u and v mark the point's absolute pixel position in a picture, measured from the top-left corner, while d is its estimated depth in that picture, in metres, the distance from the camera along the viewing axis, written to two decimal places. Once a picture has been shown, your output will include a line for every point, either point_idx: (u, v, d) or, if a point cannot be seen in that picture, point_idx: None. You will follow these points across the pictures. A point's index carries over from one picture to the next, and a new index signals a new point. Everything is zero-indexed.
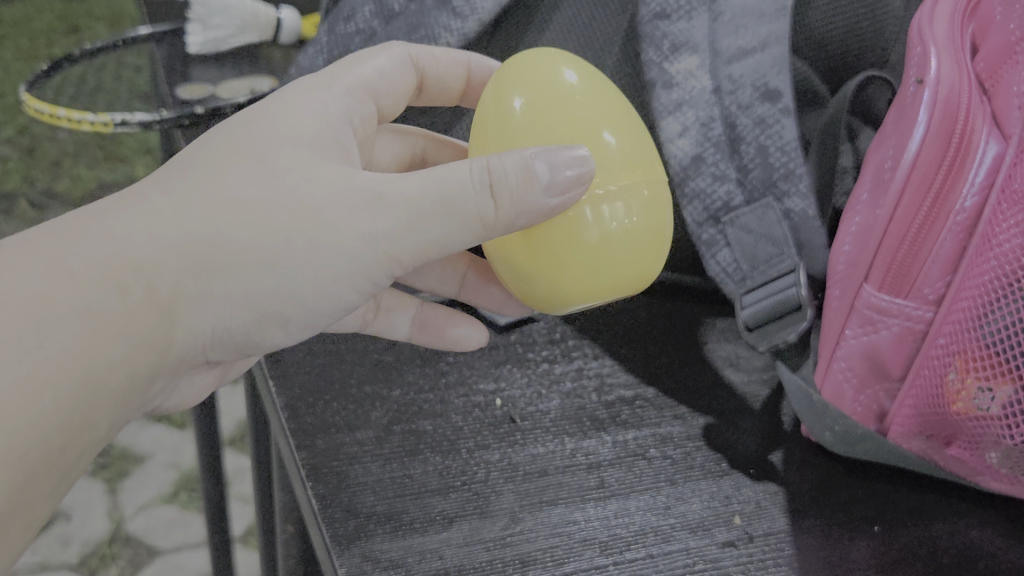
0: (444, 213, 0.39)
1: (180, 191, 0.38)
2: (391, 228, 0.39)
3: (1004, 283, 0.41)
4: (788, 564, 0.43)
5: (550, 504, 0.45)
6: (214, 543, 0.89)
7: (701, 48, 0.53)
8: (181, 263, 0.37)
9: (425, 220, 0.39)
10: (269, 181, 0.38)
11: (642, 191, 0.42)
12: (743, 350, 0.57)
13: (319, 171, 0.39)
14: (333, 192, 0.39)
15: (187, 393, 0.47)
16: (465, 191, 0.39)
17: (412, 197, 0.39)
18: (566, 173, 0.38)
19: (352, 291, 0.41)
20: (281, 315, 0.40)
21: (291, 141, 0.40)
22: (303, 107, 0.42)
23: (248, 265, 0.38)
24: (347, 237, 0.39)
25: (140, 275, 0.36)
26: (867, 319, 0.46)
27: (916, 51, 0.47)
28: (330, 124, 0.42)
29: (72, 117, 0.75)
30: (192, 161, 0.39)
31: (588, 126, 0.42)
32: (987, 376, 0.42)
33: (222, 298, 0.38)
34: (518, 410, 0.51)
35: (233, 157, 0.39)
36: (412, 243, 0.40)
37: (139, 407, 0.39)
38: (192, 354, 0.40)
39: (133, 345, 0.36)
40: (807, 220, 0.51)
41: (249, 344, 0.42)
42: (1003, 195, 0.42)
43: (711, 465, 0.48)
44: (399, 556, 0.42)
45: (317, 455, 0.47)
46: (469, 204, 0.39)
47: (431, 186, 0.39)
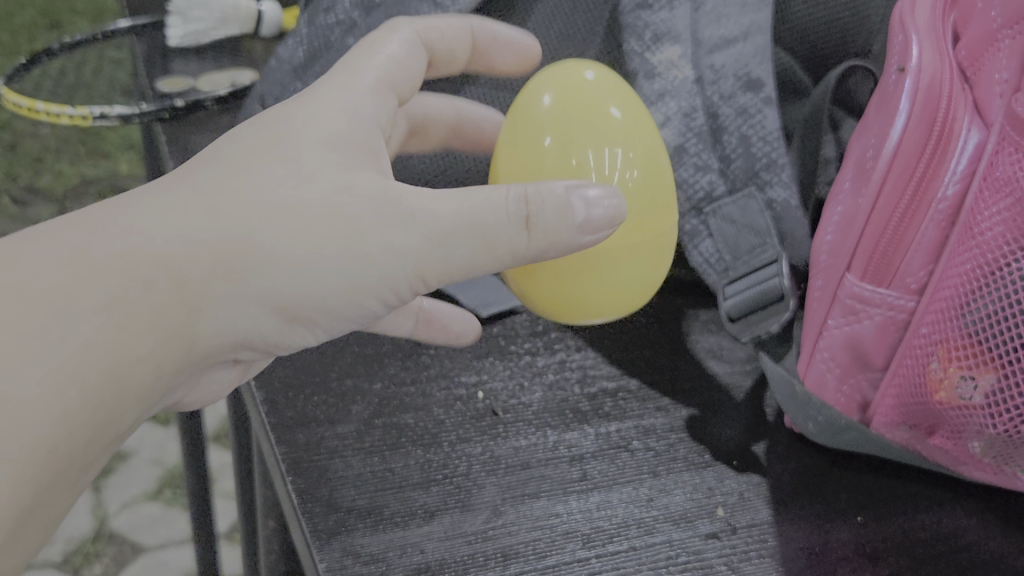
0: (476, 240, 0.37)
1: (211, 187, 0.36)
2: (426, 245, 0.37)
3: (986, 271, 0.41)
4: (771, 556, 0.43)
5: (532, 497, 0.45)
6: (198, 540, 0.88)
7: (682, 37, 0.53)
8: (212, 263, 0.35)
9: (453, 241, 0.37)
10: (302, 183, 0.36)
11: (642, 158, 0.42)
12: (726, 341, 0.57)
13: (356, 179, 0.37)
14: (367, 200, 0.37)
15: (211, 388, 0.45)
16: (499, 216, 0.37)
17: (444, 218, 0.37)
18: (598, 209, 0.38)
19: (379, 303, 0.39)
20: (311, 318, 0.39)
21: (325, 145, 0.38)
22: (333, 107, 0.40)
23: (277, 271, 0.36)
24: (382, 249, 0.37)
25: (168, 272, 0.34)
26: (850, 308, 0.45)
27: (898, 39, 0.46)
28: (360, 123, 0.40)
29: (50, 111, 0.74)
30: (221, 155, 0.38)
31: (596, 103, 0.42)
32: (969, 365, 0.42)
33: (252, 301, 0.36)
34: (501, 403, 0.51)
35: (265, 156, 0.37)
36: (449, 264, 0.38)
37: (159, 400, 0.37)
38: (217, 352, 0.38)
39: (158, 340, 0.35)
40: (790, 209, 0.51)
41: (280, 344, 0.40)
42: (984, 182, 0.42)
43: (694, 457, 0.48)
44: (380, 551, 0.42)
45: (298, 450, 0.46)
46: (500, 232, 0.37)
47: (464, 210, 0.37)
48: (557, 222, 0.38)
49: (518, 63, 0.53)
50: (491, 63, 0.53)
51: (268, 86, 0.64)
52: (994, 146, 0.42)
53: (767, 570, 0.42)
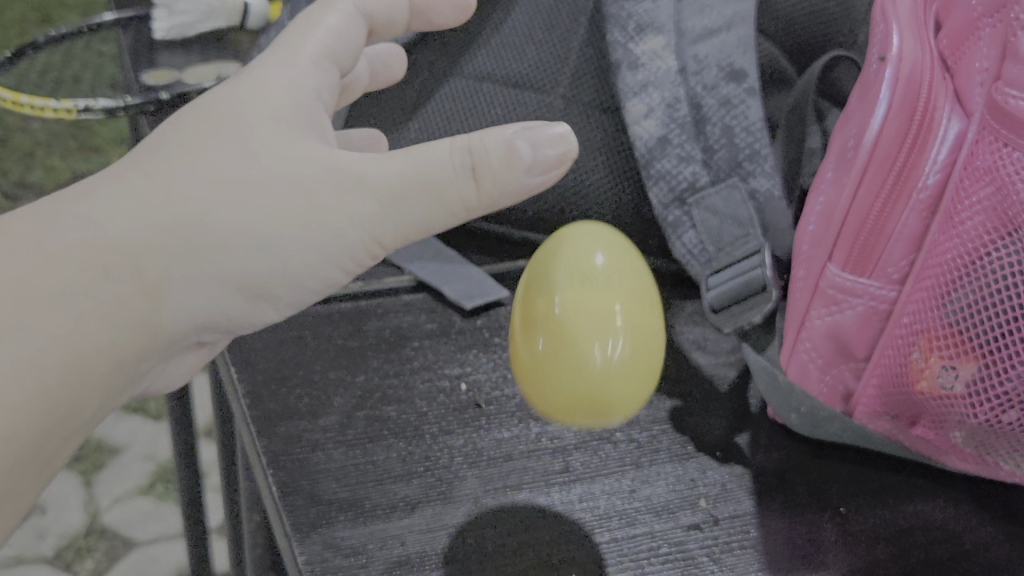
0: (429, 197, 0.37)
1: (165, 177, 0.35)
2: (380, 209, 0.37)
3: (968, 260, 0.40)
4: (753, 547, 0.43)
5: (514, 489, 0.45)
6: (189, 534, 0.88)
7: (666, 28, 0.53)
8: (168, 245, 0.34)
9: (408, 201, 0.37)
10: (250, 165, 0.36)
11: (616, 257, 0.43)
12: (711, 332, 0.57)
13: (303, 152, 0.37)
14: (320, 169, 0.37)
15: (177, 373, 0.43)
16: (442, 167, 0.37)
17: (395, 178, 0.37)
18: (547, 153, 0.39)
19: (340, 271, 0.39)
20: (272, 290, 0.38)
21: (270, 123, 0.37)
22: (271, 81, 0.39)
23: (238, 248, 0.36)
24: (336, 212, 0.37)
25: (129, 257, 0.34)
26: (831, 299, 0.45)
27: (879, 28, 0.46)
28: (304, 99, 0.39)
29: (35, 104, 0.74)
30: (163, 145, 0.37)
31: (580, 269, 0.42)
32: (950, 355, 0.42)
33: (214, 279, 0.36)
34: (484, 395, 0.50)
35: (212, 138, 0.36)
36: (403, 223, 0.38)
37: (128, 383, 0.37)
38: (181, 333, 0.37)
39: (120, 328, 0.34)
40: (773, 200, 0.51)
41: (245, 321, 0.39)
42: (964, 172, 0.42)
43: (677, 448, 0.48)
44: (361, 544, 0.41)
45: (280, 442, 0.46)
46: (451, 187, 0.37)
47: (414, 167, 0.37)
48: (499, 166, 0.38)
49: (459, 15, 0.50)
50: (443, 18, 0.51)
51: None
52: (975, 135, 0.42)
53: (749, 561, 0.42)
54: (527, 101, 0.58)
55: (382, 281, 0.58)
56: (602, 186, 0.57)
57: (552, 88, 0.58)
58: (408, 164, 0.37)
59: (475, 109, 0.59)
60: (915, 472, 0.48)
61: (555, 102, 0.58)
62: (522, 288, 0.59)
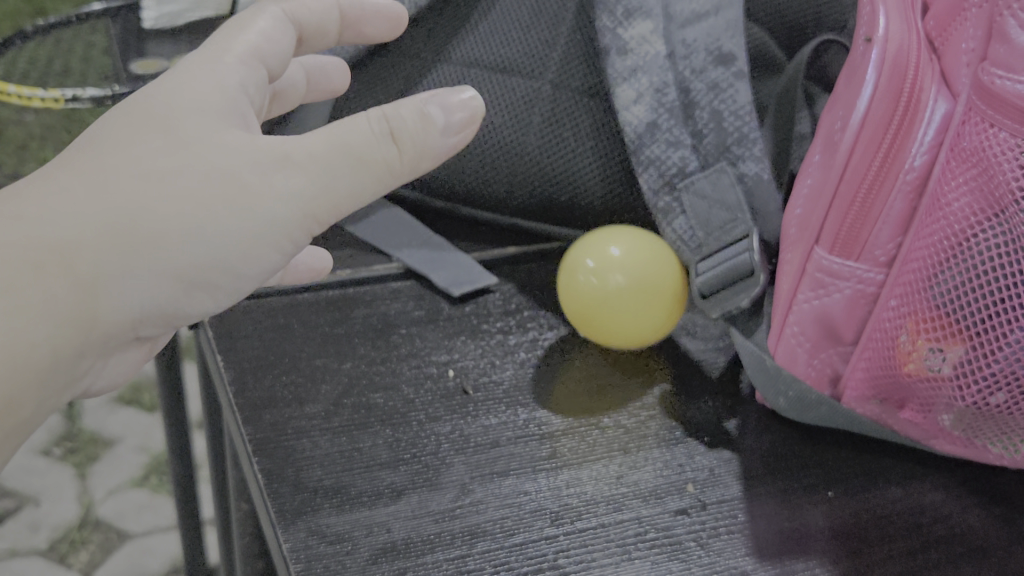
0: (357, 169, 0.34)
1: (91, 170, 0.31)
2: (319, 186, 0.33)
3: (954, 243, 0.40)
4: (741, 531, 0.43)
5: (500, 475, 0.45)
6: (183, 526, 0.88)
7: (654, 12, 0.52)
8: (98, 241, 0.31)
9: (337, 176, 0.34)
10: (180, 152, 0.32)
11: (637, 244, 0.50)
12: (700, 318, 0.57)
13: (226, 139, 0.33)
14: (243, 150, 0.33)
15: (116, 372, 0.40)
16: (363, 130, 0.34)
17: (320, 151, 0.33)
18: (456, 114, 0.36)
19: (275, 253, 0.35)
20: (209, 278, 0.34)
21: (191, 112, 0.33)
22: (200, 73, 0.35)
23: (172, 238, 0.32)
24: (271, 191, 0.33)
25: (59, 256, 0.30)
26: (818, 282, 0.45)
27: (865, 10, 0.46)
28: (233, 88, 0.35)
29: (23, 94, 0.74)
30: (90, 140, 0.33)
31: (597, 262, 0.50)
32: (937, 337, 0.41)
33: (152, 275, 0.32)
34: (471, 381, 0.50)
35: (144, 128, 0.33)
36: (336, 199, 0.34)
37: (66, 388, 0.33)
38: (121, 334, 0.33)
39: (56, 325, 0.31)
40: (762, 184, 0.50)
41: (179, 312, 0.35)
42: (951, 153, 0.41)
43: (665, 434, 0.48)
44: (345, 531, 0.41)
45: (265, 430, 0.46)
46: (375, 154, 0.34)
47: (336, 139, 0.34)
48: (424, 130, 0.35)
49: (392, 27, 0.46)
50: (373, 29, 0.45)
51: None
52: (961, 116, 0.41)
53: (737, 545, 0.42)
54: (515, 87, 0.58)
55: (371, 269, 0.58)
56: (592, 172, 0.57)
57: (541, 73, 0.57)
58: (333, 135, 0.34)
59: None
60: (907, 454, 0.48)
61: (544, 88, 0.57)
62: (511, 276, 0.59)
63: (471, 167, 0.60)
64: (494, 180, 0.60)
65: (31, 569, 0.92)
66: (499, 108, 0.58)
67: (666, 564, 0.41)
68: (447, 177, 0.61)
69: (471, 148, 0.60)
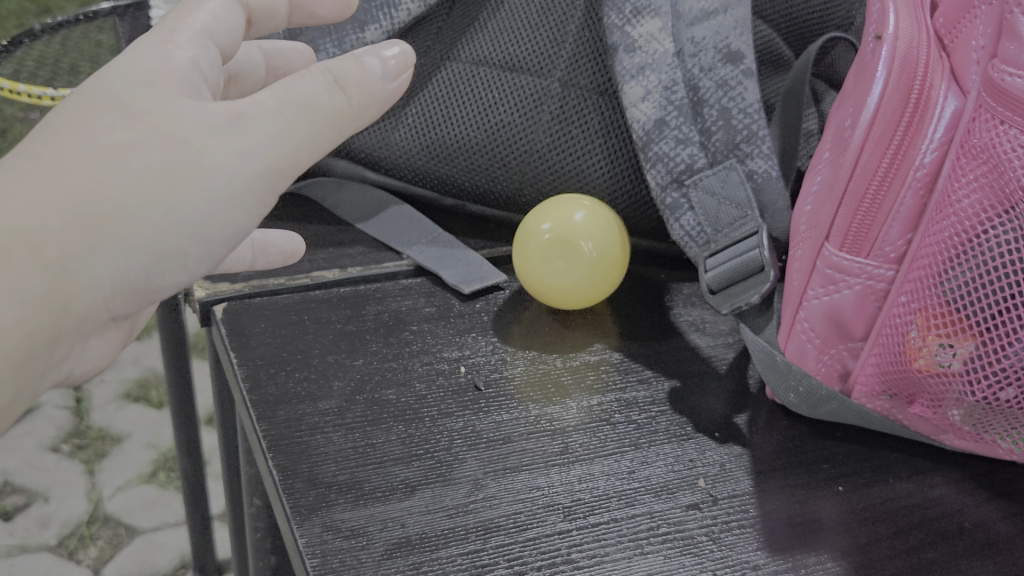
0: (311, 121, 0.33)
1: (51, 152, 0.30)
2: (277, 140, 0.32)
3: (964, 239, 0.40)
4: (751, 526, 0.43)
5: (513, 471, 0.45)
6: (192, 521, 0.90)
7: (662, 10, 0.52)
8: (63, 219, 0.29)
9: (292, 131, 0.33)
10: (136, 125, 0.30)
11: (601, 211, 0.54)
12: (709, 314, 0.57)
13: (177, 106, 0.31)
14: (197, 113, 0.31)
15: (98, 356, 0.37)
16: (306, 82, 0.33)
17: (272, 108, 0.32)
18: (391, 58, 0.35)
19: (242, 218, 0.33)
20: (179, 249, 0.32)
21: (141, 87, 0.31)
22: (144, 52, 0.33)
23: (139, 210, 0.30)
24: (228, 148, 0.31)
25: (23, 235, 0.29)
26: (829, 278, 0.45)
27: (875, 8, 0.46)
28: (181, 63, 0.33)
29: (33, 92, 0.75)
30: (39, 128, 0.31)
31: (564, 219, 0.53)
32: (948, 332, 0.42)
33: (121, 250, 0.30)
34: (482, 378, 0.51)
35: (94, 106, 0.31)
36: (290, 149, 0.33)
37: (45, 372, 0.32)
38: (93, 313, 0.32)
39: (31, 306, 0.29)
40: (770, 180, 0.51)
41: (151, 288, 0.33)
42: (961, 149, 0.41)
43: (675, 429, 0.48)
44: (361, 526, 0.41)
45: (279, 426, 0.46)
46: (324, 105, 0.33)
47: (285, 95, 0.33)
48: (362, 75, 0.34)
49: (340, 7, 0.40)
50: (323, 11, 0.40)
51: None
52: (972, 113, 0.42)
53: (749, 540, 0.42)
54: (523, 85, 0.58)
55: (382, 267, 0.59)
56: (601, 168, 0.57)
57: (548, 71, 0.58)
58: (278, 91, 0.33)
59: (472, 93, 0.59)
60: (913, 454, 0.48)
61: (552, 85, 0.58)
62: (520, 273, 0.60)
63: (479, 164, 0.60)
64: (502, 177, 0.60)
65: (41, 565, 0.93)
66: (507, 105, 0.59)
67: (679, 558, 0.41)
68: (455, 174, 0.61)
69: (478, 145, 0.60)
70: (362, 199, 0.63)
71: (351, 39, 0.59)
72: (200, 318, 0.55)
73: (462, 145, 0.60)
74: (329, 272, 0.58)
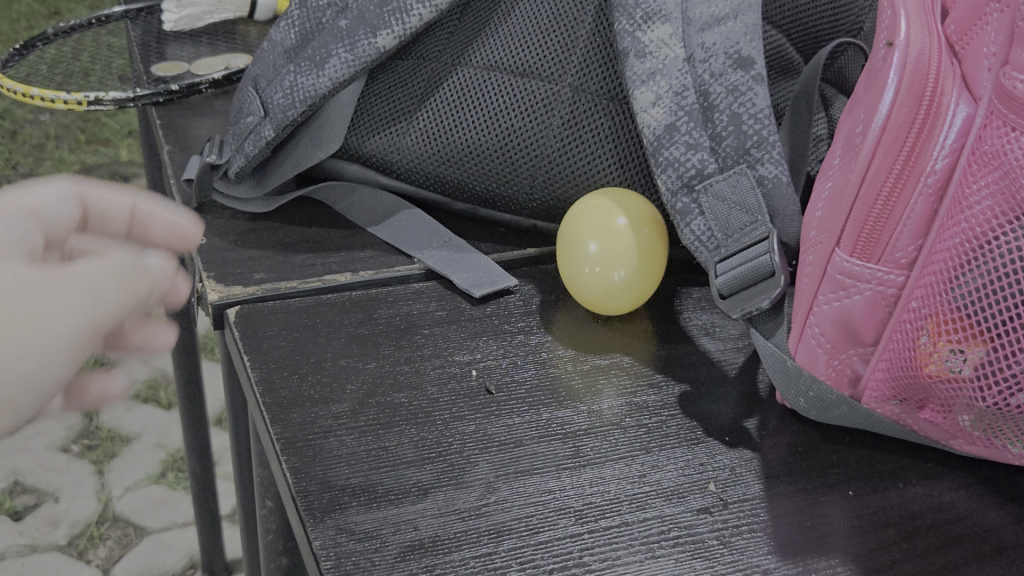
0: (127, 292, 0.36)
1: None
2: (98, 303, 0.35)
3: (975, 245, 0.41)
4: (762, 530, 0.43)
5: (525, 474, 0.45)
6: (202, 520, 0.92)
7: (673, 15, 0.53)
8: None
9: (124, 292, 0.36)
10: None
11: (636, 259, 0.53)
12: (719, 319, 0.57)
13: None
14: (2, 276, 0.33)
15: None
16: (138, 258, 0.37)
17: (90, 277, 0.35)
18: (156, 260, 0.38)
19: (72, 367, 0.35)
20: (13, 401, 0.33)
21: None
22: None
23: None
24: (61, 307, 0.34)
25: None
26: (839, 284, 0.46)
27: (886, 15, 0.46)
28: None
29: (46, 96, 0.75)
30: None
31: (606, 213, 0.54)
32: (959, 338, 0.42)
33: None
34: (494, 381, 0.51)
35: None
36: (117, 313, 0.35)
37: None
38: None
39: None
40: (780, 186, 0.51)
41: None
42: (972, 156, 0.42)
43: (686, 434, 0.48)
44: (374, 528, 0.42)
45: (293, 429, 0.47)
46: (142, 278, 0.37)
47: (108, 263, 0.36)
48: (156, 271, 0.38)
49: (172, 241, 0.45)
50: (159, 235, 0.45)
51: (261, 68, 0.63)
52: (982, 119, 0.42)
53: (759, 544, 0.43)
54: (534, 90, 0.58)
55: (393, 270, 0.59)
56: (610, 173, 0.58)
57: (559, 76, 0.58)
58: (100, 267, 0.35)
59: (484, 97, 0.60)
60: (877, 460, 0.48)
61: (562, 90, 0.58)
62: (531, 277, 0.60)
63: (490, 170, 0.60)
64: (513, 182, 0.60)
65: (51, 565, 0.94)
66: (518, 111, 0.59)
67: (690, 561, 0.41)
68: (466, 180, 0.62)
69: (490, 150, 0.60)
70: (372, 204, 0.64)
71: (364, 43, 0.59)
72: (212, 322, 0.56)
73: (474, 150, 0.61)
74: (341, 276, 0.58)
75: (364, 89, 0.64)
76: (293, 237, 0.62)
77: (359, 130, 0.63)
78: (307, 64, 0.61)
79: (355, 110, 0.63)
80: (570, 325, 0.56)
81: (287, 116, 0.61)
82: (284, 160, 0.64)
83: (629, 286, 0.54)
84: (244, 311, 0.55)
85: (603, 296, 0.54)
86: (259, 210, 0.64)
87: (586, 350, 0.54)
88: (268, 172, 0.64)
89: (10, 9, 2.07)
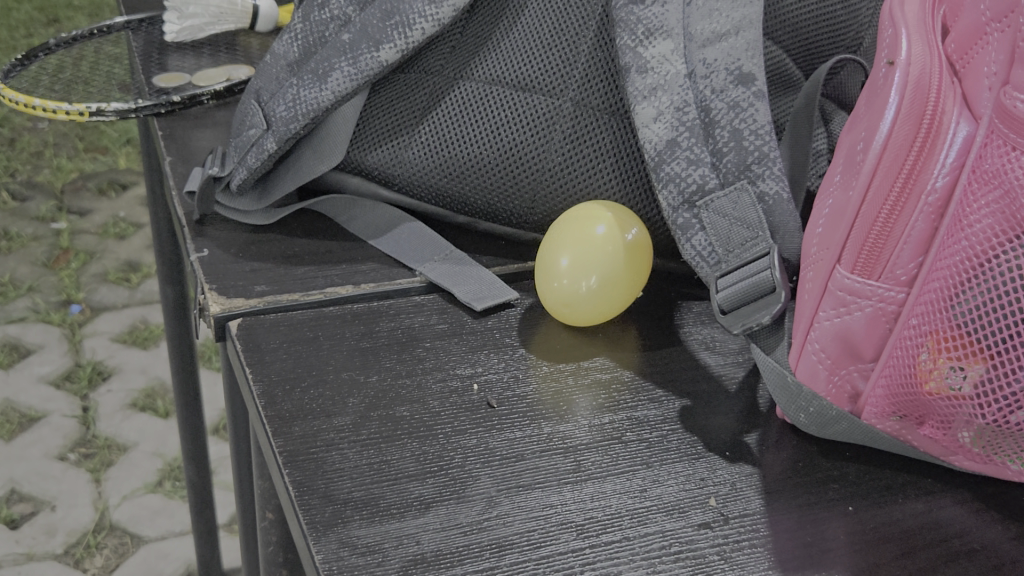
0: None
1: None
2: None
3: (974, 263, 0.41)
4: (763, 546, 0.44)
5: (527, 488, 0.45)
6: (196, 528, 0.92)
7: (675, 32, 0.53)
8: None
9: None
10: None
11: (605, 269, 0.53)
12: (719, 333, 0.57)
13: None
14: None
15: None
16: None
17: None
18: None
19: None
20: None
21: None
22: None
23: None
24: None
25: None
26: (840, 301, 0.46)
27: (888, 33, 0.47)
28: None
29: (48, 106, 0.76)
30: None
31: (590, 220, 0.55)
32: (959, 355, 0.42)
33: None
34: (495, 395, 0.51)
35: None
36: None
37: None
38: None
39: None
40: (782, 203, 0.51)
41: None
42: (973, 175, 0.42)
43: (686, 448, 0.49)
44: (376, 542, 0.42)
45: (295, 442, 0.47)
46: None
47: None
48: None
49: None
50: None
51: (264, 81, 0.64)
52: (983, 139, 0.42)
53: (760, 559, 0.43)
54: (536, 105, 0.59)
55: (394, 282, 0.59)
56: (610, 187, 0.58)
57: (561, 91, 0.58)
58: None
59: (485, 111, 0.60)
60: (878, 473, 0.48)
61: (564, 105, 0.58)
62: (531, 290, 0.60)
63: (491, 183, 0.61)
64: (514, 196, 0.61)
65: None
66: (520, 125, 0.59)
67: None
68: (467, 193, 0.62)
69: (492, 164, 0.60)
70: (373, 217, 0.64)
71: (366, 57, 0.59)
72: (215, 334, 0.56)
73: (476, 163, 0.61)
74: (343, 288, 0.58)
75: (367, 101, 0.64)
76: (294, 249, 0.62)
77: (362, 143, 0.64)
78: (310, 77, 0.61)
79: (357, 122, 0.64)
80: (567, 337, 0.56)
81: (289, 128, 0.61)
82: (285, 173, 0.65)
83: (593, 299, 0.54)
84: (246, 323, 0.55)
85: (565, 305, 0.54)
86: (260, 222, 0.64)
87: (581, 364, 0.54)
88: (270, 185, 0.65)
89: (10, 17, 2.08)
